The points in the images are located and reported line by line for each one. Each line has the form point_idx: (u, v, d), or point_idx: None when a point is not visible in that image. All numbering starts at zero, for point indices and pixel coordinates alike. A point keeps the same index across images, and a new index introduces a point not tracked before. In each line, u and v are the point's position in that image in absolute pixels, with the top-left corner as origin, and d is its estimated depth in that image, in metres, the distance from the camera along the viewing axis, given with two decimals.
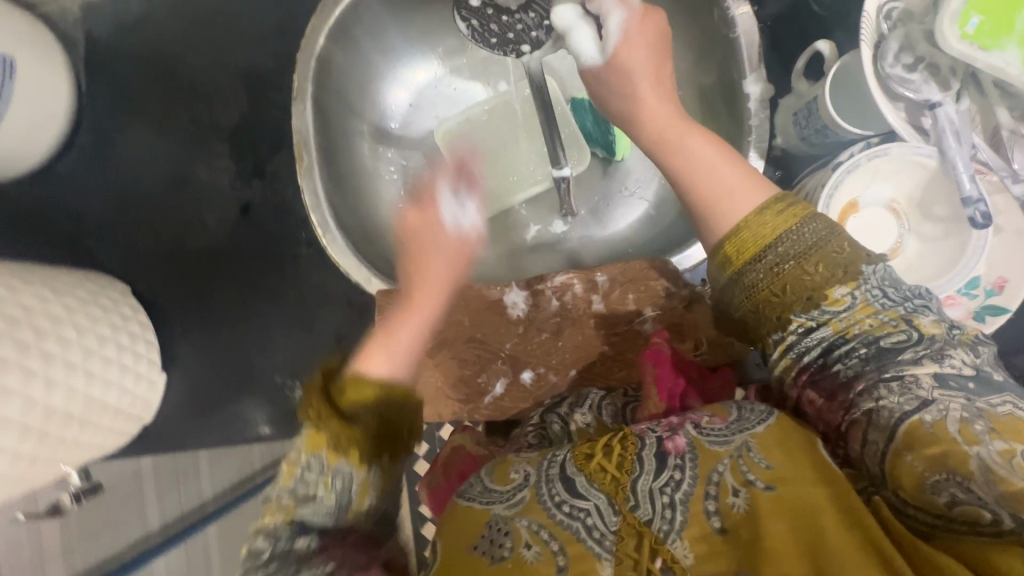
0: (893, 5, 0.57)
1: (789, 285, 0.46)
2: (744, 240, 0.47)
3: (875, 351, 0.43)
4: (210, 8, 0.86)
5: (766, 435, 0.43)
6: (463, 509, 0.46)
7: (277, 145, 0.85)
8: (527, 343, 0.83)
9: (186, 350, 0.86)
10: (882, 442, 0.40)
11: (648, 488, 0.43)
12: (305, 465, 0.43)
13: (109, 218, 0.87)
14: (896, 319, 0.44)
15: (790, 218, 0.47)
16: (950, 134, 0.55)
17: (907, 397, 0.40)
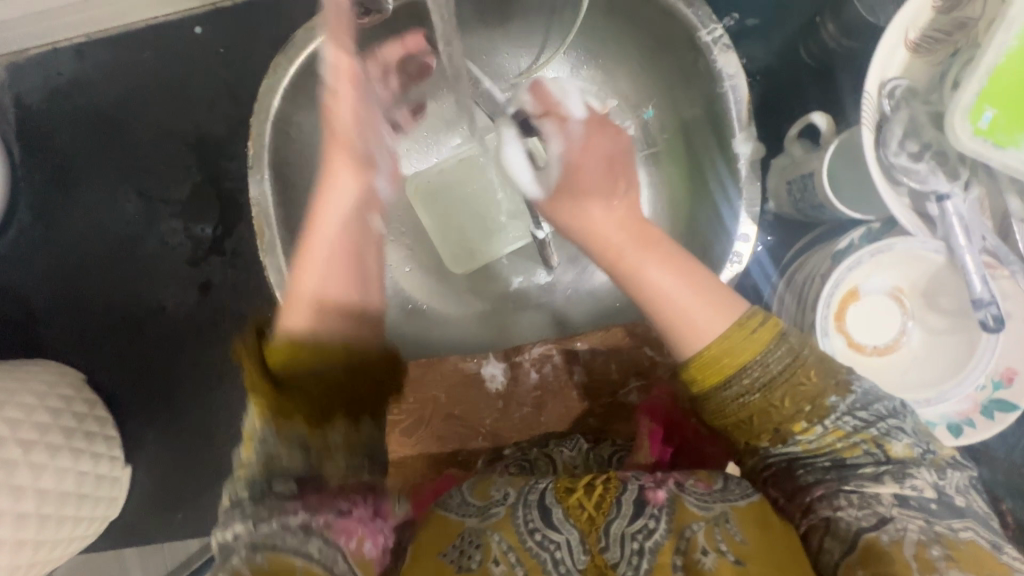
0: (896, 83, 0.52)
1: (756, 416, 0.42)
2: (705, 368, 0.42)
3: (837, 465, 0.41)
4: (153, 71, 0.79)
5: (746, 512, 0.41)
6: (438, 518, 0.45)
7: (235, 217, 0.79)
8: (506, 420, 0.74)
9: (149, 438, 0.82)
10: (837, 553, 0.39)
11: (621, 532, 0.41)
12: (258, 444, 0.36)
13: (57, 299, 0.81)
14: (866, 439, 0.41)
15: (753, 346, 0.42)
16: (958, 230, 0.51)
17: (865, 511, 0.39)
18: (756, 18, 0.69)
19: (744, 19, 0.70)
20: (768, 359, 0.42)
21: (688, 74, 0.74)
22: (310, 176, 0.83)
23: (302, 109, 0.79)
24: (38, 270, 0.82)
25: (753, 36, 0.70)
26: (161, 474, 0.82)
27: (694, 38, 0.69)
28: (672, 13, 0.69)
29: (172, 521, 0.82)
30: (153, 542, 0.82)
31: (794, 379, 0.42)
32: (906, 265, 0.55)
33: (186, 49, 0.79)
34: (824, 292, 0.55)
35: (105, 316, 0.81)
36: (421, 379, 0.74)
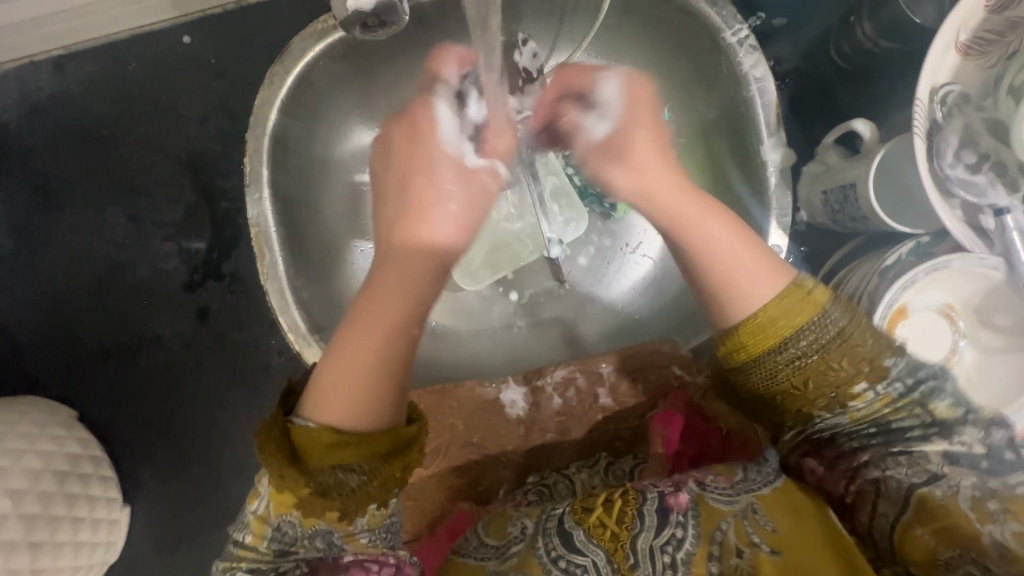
0: (949, 88, 0.49)
1: (812, 378, 0.39)
2: (755, 330, 0.40)
3: (884, 428, 0.39)
4: (139, 85, 0.74)
5: (771, 499, 0.41)
6: (458, 565, 0.46)
7: (234, 239, 0.74)
8: (529, 447, 0.70)
9: (148, 476, 0.77)
10: (891, 515, 0.37)
11: (648, 546, 0.39)
12: (277, 527, 0.39)
13: (43, 331, 0.76)
14: (911, 402, 0.38)
15: (808, 308, 0.39)
16: (1019, 244, 0.50)
17: (915, 469, 0.37)
18: (784, 18, 0.66)
19: (771, 19, 0.67)
20: (825, 320, 0.39)
21: (710, 77, 0.70)
22: (313, 192, 0.79)
23: (302, 121, 0.75)
24: (21, 300, 0.76)
25: (778, 37, 0.67)
26: (161, 514, 0.76)
27: (718, 39, 0.66)
28: (694, 13, 0.66)
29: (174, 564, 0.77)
30: None
31: (849, 341, 0.38)
32: (959, 283, 0.53)
33: (175, 60, 0.74)
34: (876, 314, 0.52)
35: (96, 347, 0.76)
36: (437, 406, 0.70)
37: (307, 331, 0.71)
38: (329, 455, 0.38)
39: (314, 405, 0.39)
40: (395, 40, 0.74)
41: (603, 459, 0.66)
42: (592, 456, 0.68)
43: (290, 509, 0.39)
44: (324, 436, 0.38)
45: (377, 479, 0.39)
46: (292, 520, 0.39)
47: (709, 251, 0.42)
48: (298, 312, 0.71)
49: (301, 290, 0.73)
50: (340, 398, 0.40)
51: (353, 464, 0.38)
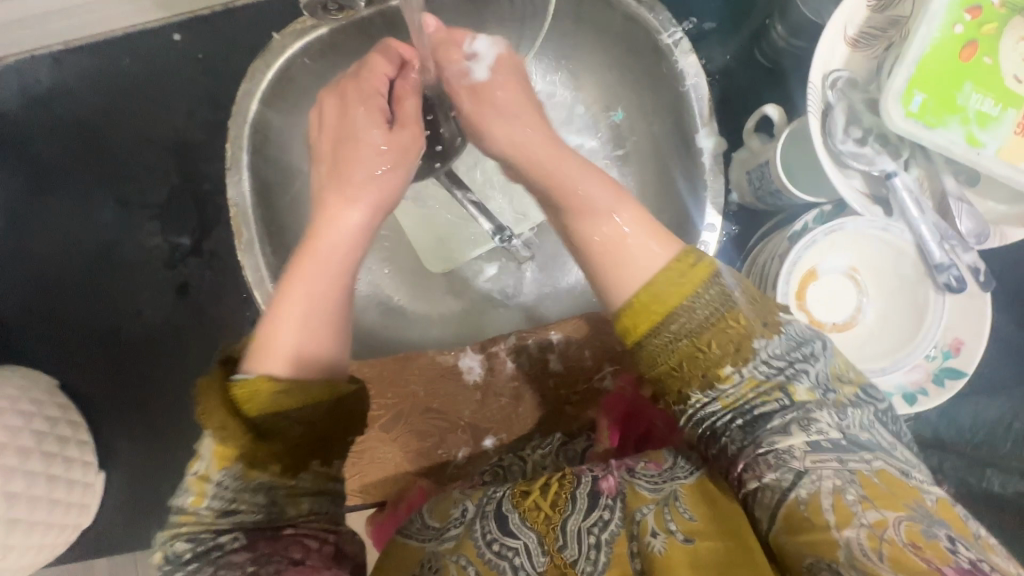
0: (838, 74, 0.56)
1: (685, 361, 0.42)
2: (643, 312, 0.43)
3: (750, 419, 0.41)
4: (131, 77, 0.81)
5: (693, 489, 0.43)
6: (401, 545, 0.47)
7: (214, 219, 0.80)
8: (486, 410, 0.75)
9: (124, 444, 0.80)
10: (765, 519, 0.39)
11: (576, 528, 0.43)
12: (220, 482, 0.39)
13: (31, 307, 0.81)
14: (772, 386, 0.41)
15: (686, 285, 0.43)
16: (910, 203, 0.56)
17: (781, 471, 0.38)
18: (714, 22, 0.74)
19: (702, 23, 0.75)
20: (700, 301, 0.42)
21: (653, 78, 0.79)
22: (289, 180, 0.85)
23: (280, 114, 0.81)
24: (10, 275, 0.81)
25: (711, 39, 0.75)
26: (138, 482, 0.80)
27: (657, 40, 0.73)
28: (635, 18, 0.73)
29: (148, 530, 0.80)
30: (129, 553, 0.80)
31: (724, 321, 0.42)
32: (859, 245, 0.59)
33: (165, 56, 0.80)
34: (783, 272, 0.59)
35: (80, 322, 0.81)
36: (399, 373, 0.73)
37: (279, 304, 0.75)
38: (271, 404, 0.41)
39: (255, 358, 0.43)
40: (366, 41, 0.81)
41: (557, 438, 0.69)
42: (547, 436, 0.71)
43: (232, 462, 0.39)
44: (264, 386, 0.41)
45: (317, 417, 0.43)
46: (234, 474, 0.39)
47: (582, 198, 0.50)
48: (273, 286, 0.77)
49: (274, 267, 0.78)
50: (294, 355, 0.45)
51: (294, 402, 0.42)
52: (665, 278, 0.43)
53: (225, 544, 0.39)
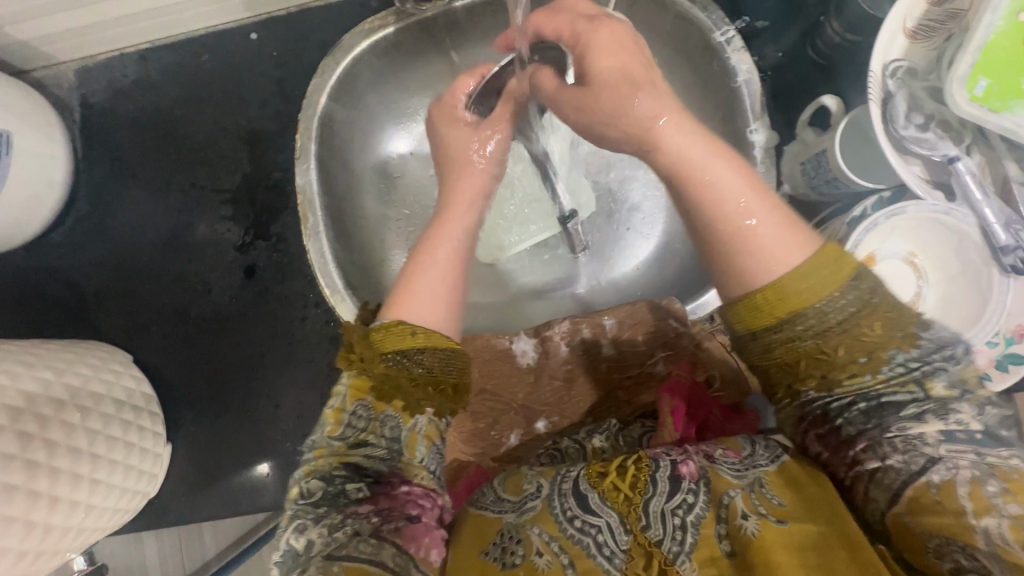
0: (898, 64, 0.58)
1: (804, 360, 0.41)
2: (770, 305, 0.42)
3: (877, 406, 0.41)
4: (210, 72, 0.87)
5: (777, 476, 0.45)
6: (477, 518, 0.51)
7: (281, 206, 0.85)
8: (539, 392, 0.77)
9: (190, 417, 0.84)
10: (884, 501, 0.40)
11: (660, 510, 0.45)
12: (353, 412, 0.48)
13: (110, 285, 0.87)
14: (906, 381, 0.40)
15: (830, 281, 0.41)
16: (972, 186, 0.58)
17: (912, 456, 0.38)
18: (766, 21, 0.77)
19: (754, 22, 0.78)
20: (837, 304, 0.41)
21: (701, 74, 0.80)
22: (351, 170, 0.89)
23: (346, 108, 0.86)
24: (91, 255, 0.87)
25: (763, 37, 0.78)
26: (200, 454, 0.84)
27: (710, 39, 0.75)
28: (687, 18, 0.76)
29: (208, 500, 0.83)
30: (188, 523, 0.84)
31: (865, 319, 0.41)
32: (921, 231, 0.61)
33: (242, 53, 0.86)
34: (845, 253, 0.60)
35: (155, 299, 0.86)
36: None
37: (341, 285, 0.79)
38: (400, 343, 0.49)
39: (388, 309, 0.52)
40: (429, 40, 0.86)
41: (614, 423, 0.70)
42: (602, 422, 0.71)
43: (365, 395, 0.49)
44: (401, 330, 0.49)
45: (436, 362, 0.50)
46: (366, 405, 0.49)
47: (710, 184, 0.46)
48: (335, 271, 0.79)
49: (337, 252, 0.81)
50: (428, 312, 0.52)
51: (419, 346, 0.49)
52: (801, 274, 0.41)
53: (352, 492, 0.46)
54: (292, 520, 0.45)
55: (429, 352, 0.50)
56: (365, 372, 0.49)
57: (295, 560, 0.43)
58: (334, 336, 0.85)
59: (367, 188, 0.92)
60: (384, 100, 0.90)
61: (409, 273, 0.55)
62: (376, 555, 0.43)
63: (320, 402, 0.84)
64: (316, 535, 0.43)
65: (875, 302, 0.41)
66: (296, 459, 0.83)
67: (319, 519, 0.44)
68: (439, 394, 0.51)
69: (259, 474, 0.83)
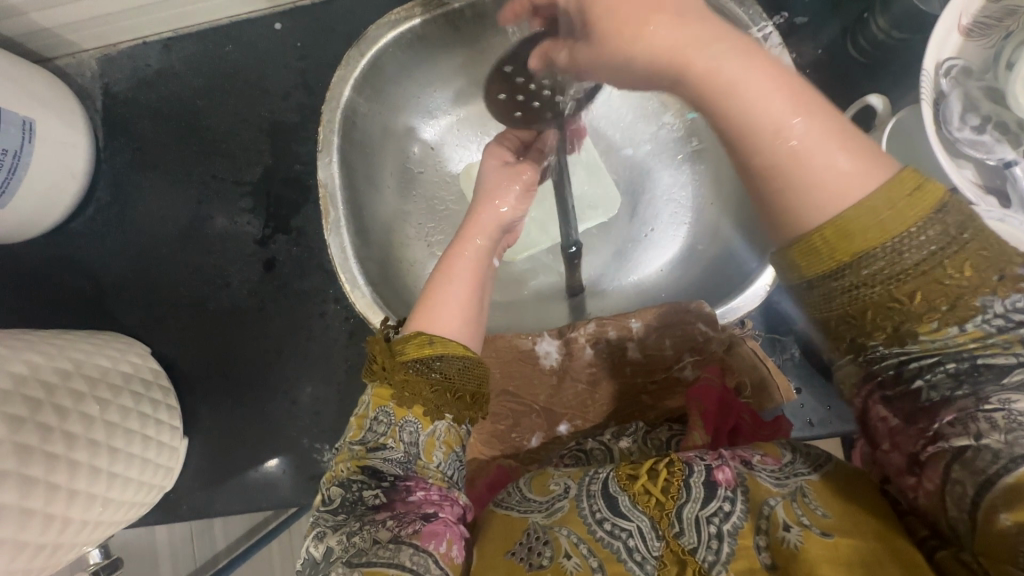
0: (953, 62, 0.55)
1: (870, 312, 0.36)
2: (835, 243, 0.36)
3: (968, 369, 0.36)
4: (232, 62, 0.86)
5: (821, 485, 0.42)
6: (502, 517, 0.50)
7: (302, 199, 0.84)
8: (560, 395, 0.76)
9: (206, 411, 0.84)
10: (970, 487, 0.34)
11: (694, 516, 0.43)
12: (375, 418, 0.52)
13: (129, 275, 0.86)
14: (1008, 341, 0.35)
15: (909, 215, 0.35)
16: None
17: (1016, 435, 0.33)
18: (806, 17, 0.75)
19: (794, 17, 0.75)
20: (917, 241, 0.35)
21: None
22: (373, 163, 0.87)
23: (369, 101, 0.84)
24: (110, 245, 0.86)
25: (802, 33, 0.75)
26: (215, 448, 0.84)
27: (746, 34, 0.73)
28: (724, 13, 0.74)
29: (222, 495, 0.83)
30: (202, 517, 0.83)
31: (955, 260, 0.35)
32: None
33: (266, 44, 0.85)
34: None
35: (173, 291, 0.85)
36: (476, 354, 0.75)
37: (362, 281, 0.77)
38: (419, 352, 0.51)
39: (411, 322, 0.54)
40: (455, 32, 0.84)
41: (640, 426, 0.68)
42: (627, 425, 0.69)
43: (386, 402, 0.52)
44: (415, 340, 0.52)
45: (452, 371, 0.52)
46: (387, 412, 0.52)
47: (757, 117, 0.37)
48: (356, 266, 0.77)
49: (358, 248, 0.79)
50: (447, 321, 0.54)
51: (437, 354, 0.51)
52: (870, 214, 0.35)
53: (368, 499, 0.48)
54: (313, 527, 0.48)
55: (446, 359, 0.52)
56: (386, 381, 0.53)
57: (315, 566, 0.46)
58: (354, 332, 0.84)
59: (388, 183, 0.90)
60: (408, 94, 0.89)
61: (433, 287, 0.57)
62: (393, 557, 0.43)
63: (337, 398, 0.83)
64: (334, 542, 0.45)
65: (964, 239, 0.35)
66: (313, 456, 0.82)
67: (338, 527, 0.46)
68: (454, 400, 0.53)
69: (273, 469, 0.82)
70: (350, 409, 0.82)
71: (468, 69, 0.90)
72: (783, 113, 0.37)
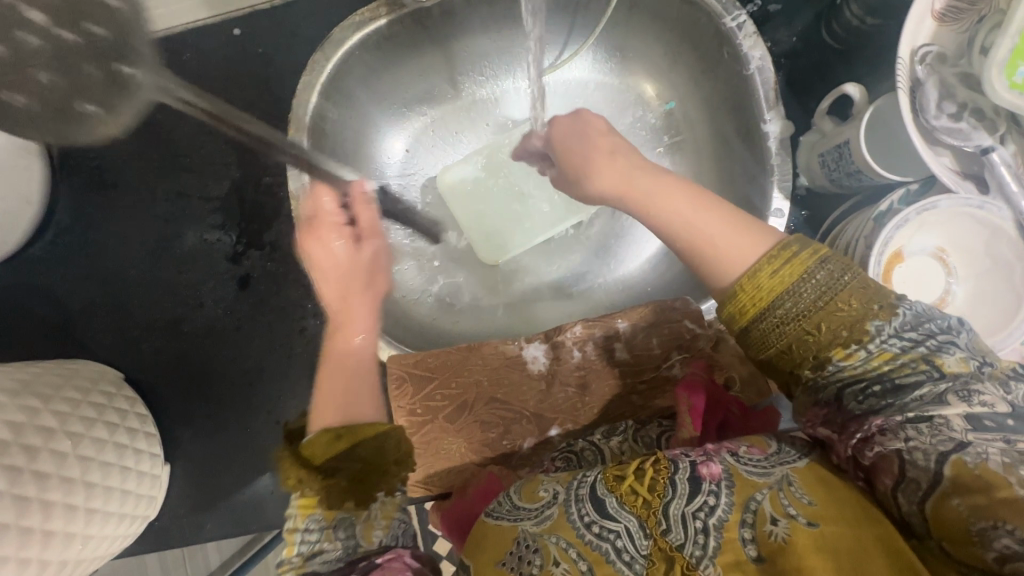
0: (927, 49, 0.55)
1: (793, 345, 0.44)
2: (749, 296, 0.46)
3: (888, 387, 0.41)
4: (192, 71, 0.82)
5: (805, 472, 0.43)
6: (494, 526, 0.49)
7: (274, 211, 0.82)
8: (552, 400, 0.74)
9: (187, 434, 0.81)
10: (925, 483, 0.37)
11: (680, 513, 0.42)
12: (305, 529, 0.48)
13: (96, 300, 0.82)
14: (913, 359, 0.41)
15: (797, 266, 0.45)
16: (1007, 178, 0.56)
17: (939, 436, 0.37)
18: (779, 4, 0.74)
19: (767, 5, 0.74)
20: (809, 284, 0.44)
21: (711, 63, 0.78)
22: (347, 172, 0.85)
23: (338, 106, 0.81)
24: (74, 269, 0.83)
25: (775, 21, 0.74)
26: (199, 472, 0.81)
27: (720, 24, 0.72)
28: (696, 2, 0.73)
29: (209, 520, 0.80)
30: (188, 545, 0.81)
31: (844, 294, 0.43)
32: (950, 226, 0.59)
33: (227, 51, 0.82)
34: (873, 252, 0.58)
35: (143, 313, 0.82)
36: (462, 363, 0.75)
37: None
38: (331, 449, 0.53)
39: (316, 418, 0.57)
40: (423, 32, 0.81)
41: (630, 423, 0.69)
42: (618, 424, 0.70)
43: (314, 510, 0.49)
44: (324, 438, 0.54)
45: (371, 450, 0.55)
46: (316, 519, 0.49)
47: (661, 211, 0.54)
48: None
49: None
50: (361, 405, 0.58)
51: (347, 446, 0.54)
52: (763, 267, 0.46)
53: None
54: None
55: (363, 443, 0.54)
56: (307, 490, 0.51)
57: None
58: None
59: None
60: (378, 96, 0.86)
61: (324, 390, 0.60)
62: None
63: None
64: None
65: (849, 280, 0.44)
66: None
67: None
68: (375, 477, 0.53)
69: (260, 490, 0.80)
70: None
71: (437, 70, 0.88)
72: (690, 213, 0.52)
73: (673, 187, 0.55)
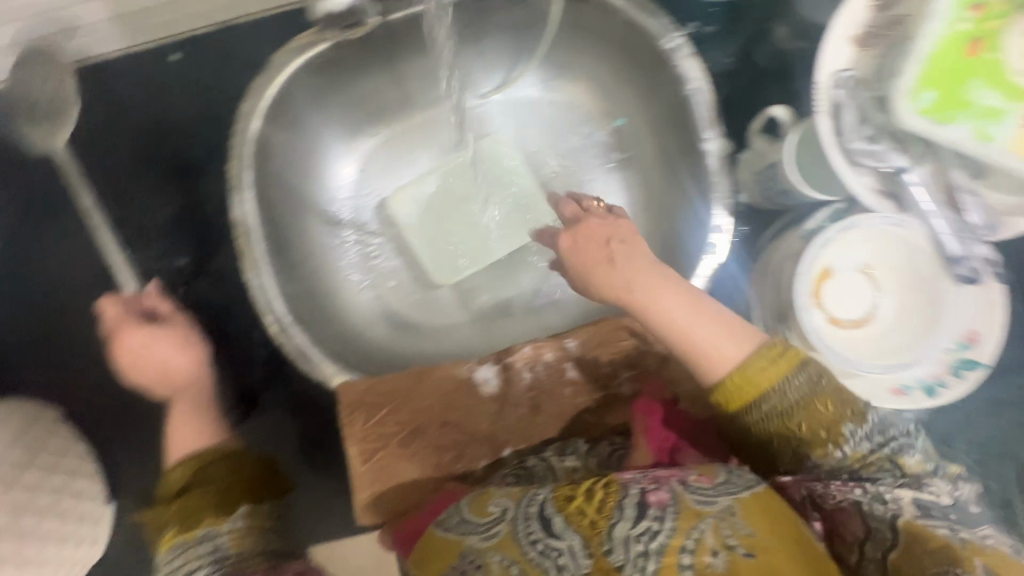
0: (846, 73, 0.58)
1: (777, 437, 0.48)
2: (738, 391, 0.48)
3: (853, 474, 0.47)
4: (131, 96, 0.81)
5: (749, 504, 0.44)
6: (442, 537, 0.49)
7: (220, 239, 0.80)
8: (504, 421, 0.74)
9: (132, 470, 0.79)
10: (890, 535, 0.45)
11: (625, 534, 0.42)
12: (169, 557, 0.59)
13: (33, 333, 0.80)
14: (880, 457, 0.47)
15: (780, 369, 0.47)
16: (919, 197, 0.60)
17: (894, 509, 0.45)
18: (714, 26, 0.76)
19: (702, 27, 0.77)
20: (790, 387, 0.47)
21: (654, 83, 0.80)
22: (296, 197, 0.84)
23: (284, 130, 0.80)
24: (8, 302, 0.80)
25: (711, 43, 0.77)
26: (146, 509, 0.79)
27: (659, 46, 0.74)
28: (636, 25, 0.75)
29: None
30: None
31: (823, 399, 0.47)
32: (871, 242, 0.63)
33: (166, 75, 0.80)
34: (802, 271, 0.61)
35: (83, 347, 0.80)
36: (415, 389, 0.74)
37: (288, 321, 0.74)
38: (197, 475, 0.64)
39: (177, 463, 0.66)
40: (368, 53, 0.80)
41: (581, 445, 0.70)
42: (571, 442, 0.71)
43: (173, 538, 0.60)
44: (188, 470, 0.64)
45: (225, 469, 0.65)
46: (177, 545, 0.59)
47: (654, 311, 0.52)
48: (283, 305, 0.74)
49: (283, 286, 0.76)
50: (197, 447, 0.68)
51: (207, 459, 0.65)
52: (754, 366, 0.48)
53: None
54: None
55: (217, 461, 0.65)
56: (166, 525, 0.61)
57: None
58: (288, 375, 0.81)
59: (314, 215, 0.87)
60: (326, 118, 0.85)
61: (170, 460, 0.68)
62: None
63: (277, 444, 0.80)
64: None
65: (823, 385, 0.48)
66: None
67: None
68: (234, 490, 0.64)
69: None
70: (290, 453, 0.80)
71: (386, 91, 0.87)
72: (686, 318, 0.51)
73: (665, 282, 0.53)
